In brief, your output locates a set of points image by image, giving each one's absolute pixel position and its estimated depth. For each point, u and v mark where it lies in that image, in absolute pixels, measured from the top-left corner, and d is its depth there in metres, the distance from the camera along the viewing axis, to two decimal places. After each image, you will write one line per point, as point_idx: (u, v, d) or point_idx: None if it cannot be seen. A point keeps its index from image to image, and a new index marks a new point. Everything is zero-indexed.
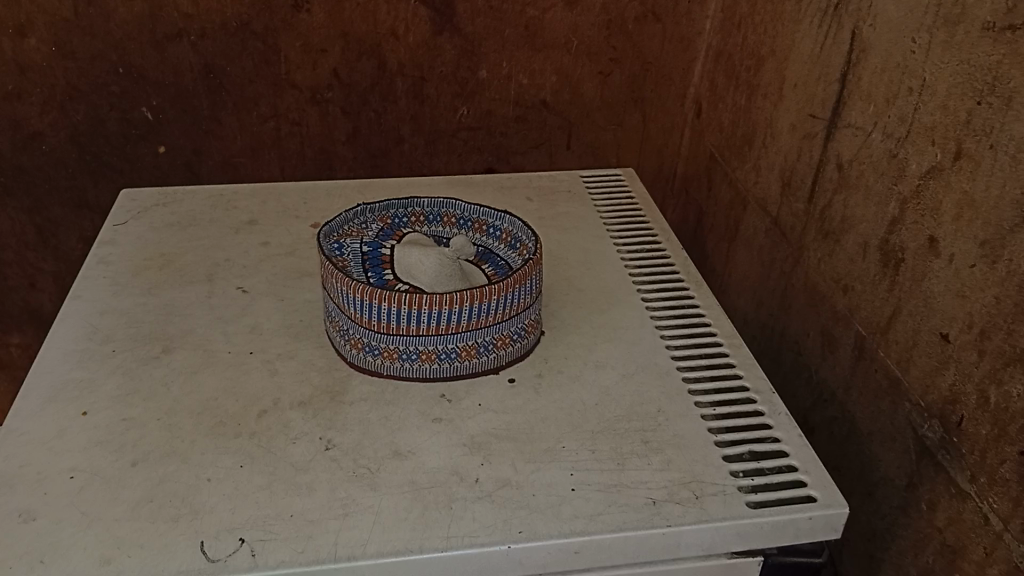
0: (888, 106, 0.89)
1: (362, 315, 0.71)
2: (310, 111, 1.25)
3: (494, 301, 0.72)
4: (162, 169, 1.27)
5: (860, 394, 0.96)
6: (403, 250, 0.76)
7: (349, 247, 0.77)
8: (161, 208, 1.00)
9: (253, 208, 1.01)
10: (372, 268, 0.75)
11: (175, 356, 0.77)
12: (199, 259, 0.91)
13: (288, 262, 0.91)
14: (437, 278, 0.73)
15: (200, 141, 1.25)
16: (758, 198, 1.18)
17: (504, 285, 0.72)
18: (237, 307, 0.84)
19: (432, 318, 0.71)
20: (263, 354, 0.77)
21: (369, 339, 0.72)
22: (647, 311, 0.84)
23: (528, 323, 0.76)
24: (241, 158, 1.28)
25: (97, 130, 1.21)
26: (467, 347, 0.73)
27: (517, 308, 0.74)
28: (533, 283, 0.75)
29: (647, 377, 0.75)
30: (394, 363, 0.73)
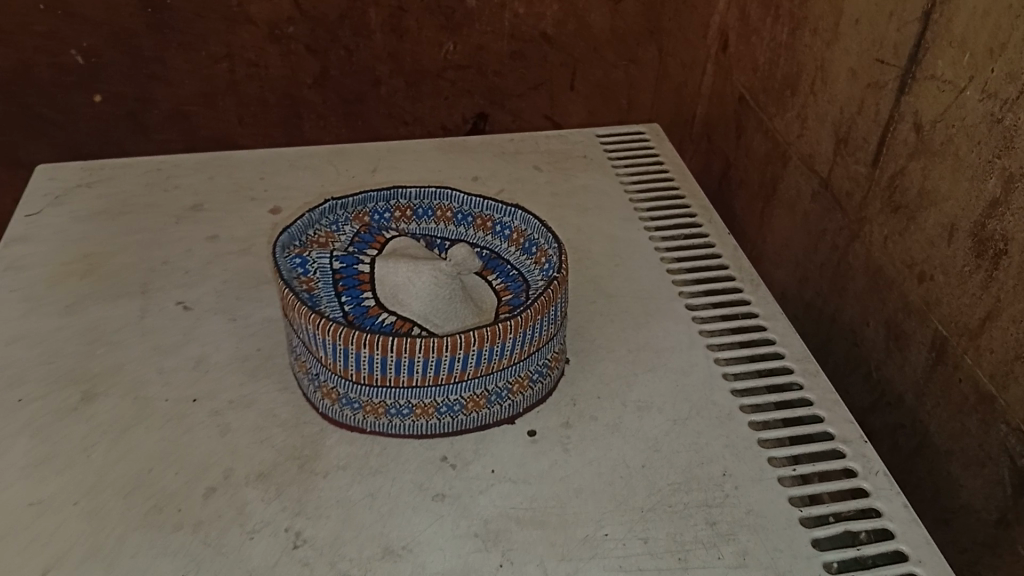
0: (991, 57, 0.67)
1: (337, 363, 0.54)
2: (270, 50, 1.01)
3: (511, 340, 0.55)
4: (104, 123, 1.03)
5: (936, 405, 0.77)
6: (386, 264, 0.59)
7: (316, 262, 0.60)
8: (86, 189, 0.81)
9: (198, 187, 0.82)
10: (347, 292, 0.58)
11: (104, 406, 0.60)
12: (130, 264, 0.73)
13: (243, 263, 0.73)
14: (434, 305, 0.57)
15: (144, 88, 1.01)
16: (805, 155, 0.95)
17: (523, 319, 0.55)
18: (179, 331, 0.66)
19: (429, 367, 0.54)
20: (212, 402, 0.60)
21: (347, 391, 0.56)
22: (697, 325, 0.67)
23: (552, 358, 0.59)
24: (193, 105, 1.03)
25: (22, 77, 0.98)
26: (475, 397, 0.56)
27: (538, 345, 0.57)
28: (559, 308, 0.58)
29: (702, 424, 0.59)
30: (381, 419, 0.57)
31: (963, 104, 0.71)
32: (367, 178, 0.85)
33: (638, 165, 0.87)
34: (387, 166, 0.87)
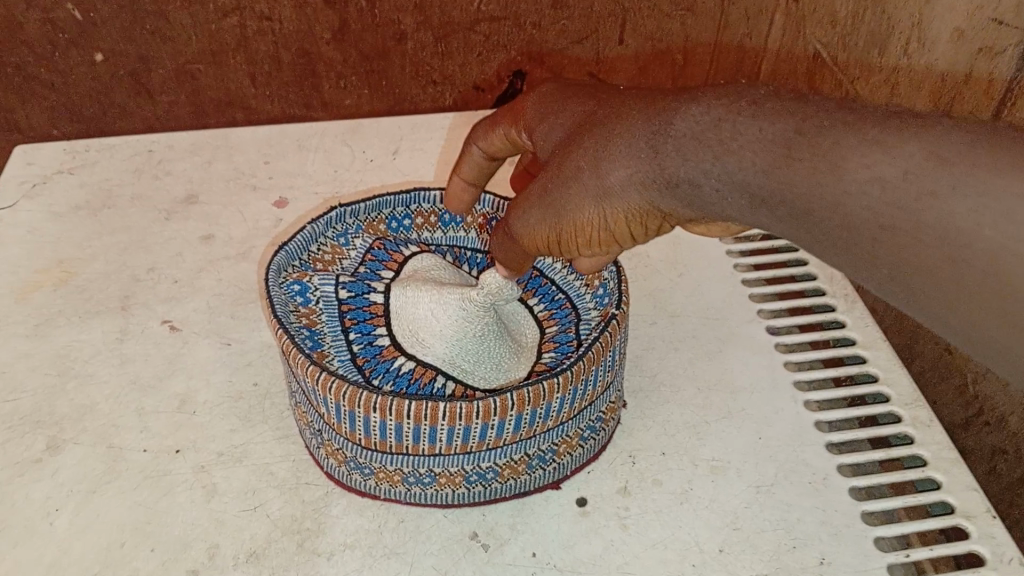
0: None
1: (342, 425, 0.44)
2: (282, 2, 0.77)
3: (558, 400, 0.44)
4: (106, 83, 0.80)
5: None
6: (405, 293, 0.49)
7: (319, 290, 0.49)
8: (68, 176, 0.71)
9: (193, 173, 0.72)
10: (354, 329, 0.48)
11: (71, 458, 0.50)
12: (110, 272, 0.62)
13: (240, 270, 0.63)
14: (458, 345, 0.47)
15: (145, 45, 0.77)
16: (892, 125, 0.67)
17: (574, 373, 0.44)
18: (163, 360, 0.56)
19: (454, 435, 0.43)
20: (197, 455, 0.50)
21: (355, 455, 0.45)
22: (781, 355, 0.56)
23: (607, 410, 0.49)
24: (200, 64, 0.79)
25: (14, 34, 0.75)
26: (512, 463, 0.46)
27: (591, 400, 0.46)
28: (618, 350, 0.47)
29: (793, 493, 0.48)
30: (397, 487, 0.47)
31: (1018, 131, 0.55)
32: (386, 162, 0.73)
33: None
34: (410, 147, 0.75)
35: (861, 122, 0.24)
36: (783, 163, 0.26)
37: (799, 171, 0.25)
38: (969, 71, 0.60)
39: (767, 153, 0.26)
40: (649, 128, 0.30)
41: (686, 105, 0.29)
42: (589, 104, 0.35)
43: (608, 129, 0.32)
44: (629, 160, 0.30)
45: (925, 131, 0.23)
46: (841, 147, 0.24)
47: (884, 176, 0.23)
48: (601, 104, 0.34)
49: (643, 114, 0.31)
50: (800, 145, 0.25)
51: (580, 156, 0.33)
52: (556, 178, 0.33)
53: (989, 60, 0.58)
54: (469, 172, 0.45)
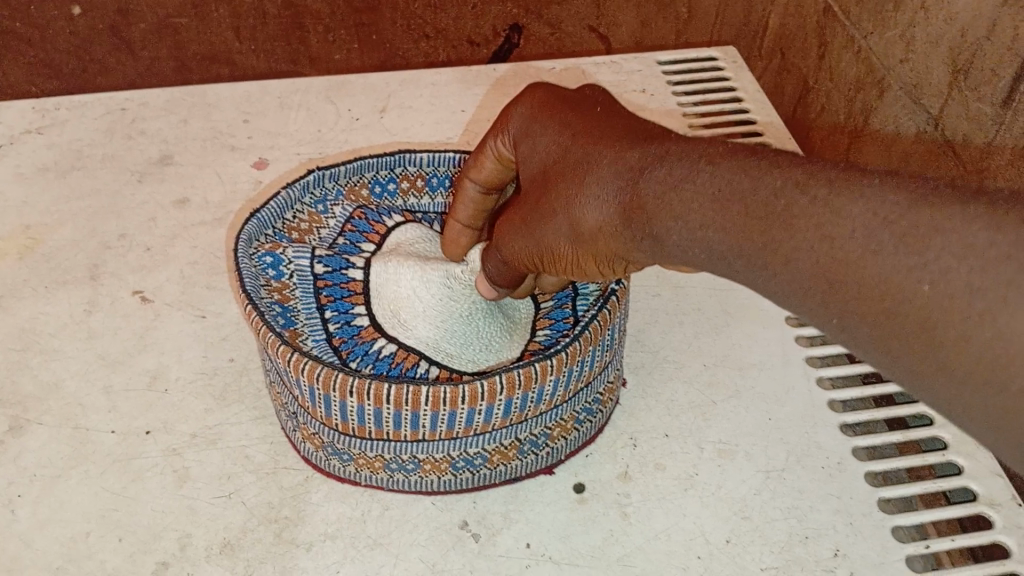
0: None
1: (317, 409, 0.41)
2: None
3: (550, 383, 0.41)
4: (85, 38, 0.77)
5: None
6: (385, 268, 0.46)
7: (292, 262, 0.46)
8: (35, 135, 0.67)
9: (167, 133, 0.67)
10: (332, 306, 0.45)
11: (35, 441, 0.47)
12: (78, 239, 0.58)
13: (216, 237, 0.59)
14: (444, 327, 0.44)
15: None
16: (909, 85, 0.62)
17: (568, 355, 0.41)
18: (132, 334, 0.53)
19: (439, 421, 0.40)
20: (168, 437, 0.47)
21: (332, 441, 0.42)
22: (793, 329, 0.52)
23: (605, 392, 0.45)
24: None
25: None
26: (502, 449, 0.43)
27: (587, 382, 0.43)
28: (617, 327, 0.44)
29: (804, 479, 0.45)
30: (378, 474, 0.44)
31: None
32: (373, 121, 0.69)
33: (717, 116, 0.73)
34: (399, 105, 0.70)
35: (818, 184, 0.25)
36: (743, 225, 0.27)
37: (755, 232, 0.27)
38: (995, 22, 0.54)
39: (727, 215, 0.27)
40: (621, 182, 0.31)
41: (657, 166, 0.30)
42: (564, 136, 0.35)
43: (584, 175, 0.33)
44: (600, 211, 0.32)
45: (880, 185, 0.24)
46: (792, 213, 0.25)
47: (835, 240, 0.24)
48: (575, 142, 0.35)
49: (614, 168, 0.32)
50: (758, 208, 0.27)
51: (556, 197, 0.34)
52: (536, 218, 0.35)
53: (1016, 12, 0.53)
54: (467, 215, 0.43)
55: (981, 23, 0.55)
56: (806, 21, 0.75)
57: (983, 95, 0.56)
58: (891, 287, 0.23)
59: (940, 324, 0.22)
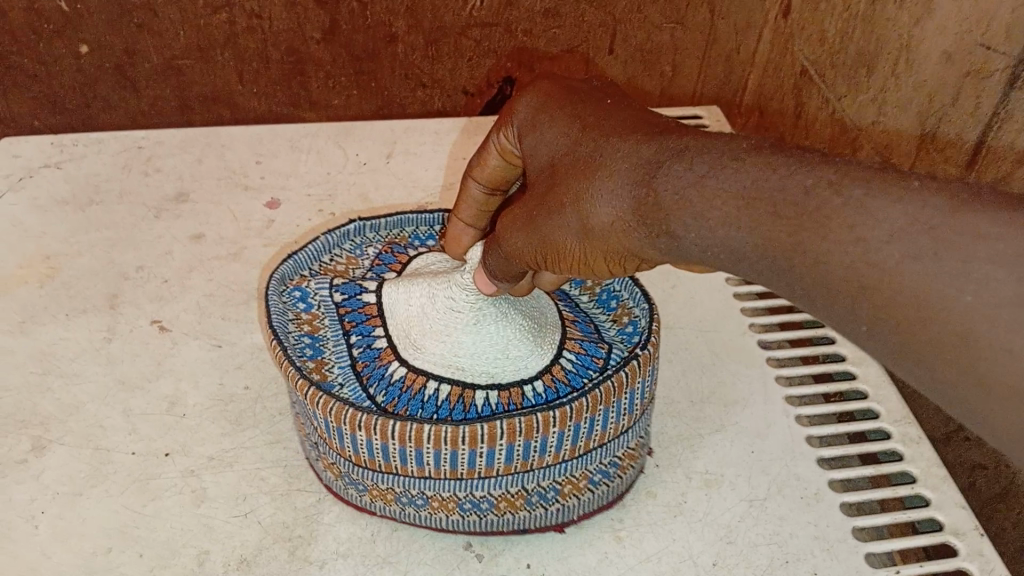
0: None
1: (332, 439, 0.44)
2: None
3: (556, 435, 0.43)
4: (91, 75, 0.78)
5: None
6: (398, 292, 0.48)
7: (318, 296, 0.50)
8: (53, 169, 0.70)
9: (182, 171, 0.71)
10: (353, 330, 0.47)
11: (57, 459, 0.49)
12: (96, 269, 0.61)
13: (230, 270, 0.62)
14: (458, 343, 0.45)
15: (132, 40, 0.77)
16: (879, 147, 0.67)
17: (575, 409, 0.43)
18: (151, 360, 0.55)
19: (442, 459, 0.43)
20: (186, 458, 0.50)
21: (348, 471, 0.45)
22: (772, 369, 0.56)
23: (627, 457, 0.48)
24: (187, 59, 0.78)
25: None
26: (509, 496, 0.45)
27: (596, 442, 0.45)
28: (635, 396, 0.46)
29: (785, 507, 0.48)
30: (391, 506, 0.46)
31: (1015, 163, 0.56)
32: (380, 165, 0.73)
33: None
34: (405, 151, 0.74)
35: (853, 182, 0.24)
36: (770, 224, 0.26)
37: (778, 228, 0.25)
38: (958, 91, 0.60)
39: (741, 209, 0.26)
40: (638, 177, 0.30)
41: (675, 162, 0.29)
42: (574, 129, 0.36)
43: (594, 172, 0.32)
44: (613, 207, 0.31)
45: (923, 185, 0.23)
46: (822, 211, 0.24)
47: (868, 245, 0.23)
48: (585, 134, 0.35)
49: (627, 161, 0.31)
50: (785, 206, 0.25)
51: (565, 191, 0.34)
52: (544, 215, 0.35)
53: (977, 82, 0.58)
54: (469, 214, 0.45)
55: (946, 92, 0.61)
56: (784, 83, 0.81)
57: (947, 157, 0.61)
58: (933, 305, 0.22)
59: (973, 346, 0.21)
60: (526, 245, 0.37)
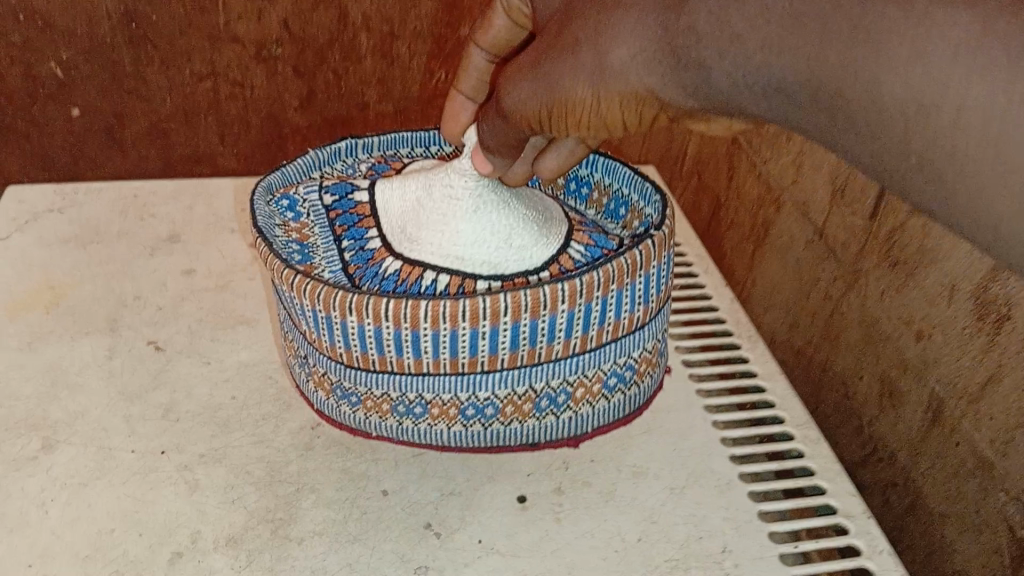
0: None
1: (324, 338, 0.55)
2: (256, 71, 0.97)
3: (563, 315, 0.54)
4: (80, 136, 0.99)
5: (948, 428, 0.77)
6: (390, 190, 0.63)
7: (307, 202, 0.64)
8: (56, 214, 0.78)
9: (175, 216, 0.79)
10: (347, 232, 0.61)
11: (65, 457, 0.56)
12: (98, 297, 0.69)
13: (218, 300, 0.69)
14: (456, 237, 0.57)
15: (121, 104, 0.97)
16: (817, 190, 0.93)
17: (584, 288, 0.54)
18: (148, 375, 0.62)
19: (442, 345, 0.53)
20: (181, 455, 0.57)
21: (341, 381, 0.56)
22: (693, 384, 0.65)
23: (624, 361, 0.59)
24: (173, 123, 1.00)
25: None
26: (517, 402, 0.56)
27: (596, 334, 0.56)
28: (637, 289, 0.57)
29: (702, 494, 0.57)
30: (388, 420, 0.57)
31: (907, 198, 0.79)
32: None
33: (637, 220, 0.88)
34: None
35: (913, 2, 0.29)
36: (823, 44, 0.31)
37: (833, 50, 0.31)
38: None
39: (777, 33, 0.33)
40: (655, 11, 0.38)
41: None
42: None
43: (609, 13, 0.39)
44: (632, 44, 0.39)
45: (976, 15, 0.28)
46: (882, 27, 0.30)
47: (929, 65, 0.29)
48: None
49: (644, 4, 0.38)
50: (840, 26, 0.31)
51: (577, 32, 0.41)
52: (555, 67, 0.42)
53: None
54: (468, 87, 0.60)
55: None
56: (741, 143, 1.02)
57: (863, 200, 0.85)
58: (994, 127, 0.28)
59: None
60: (530, 99, 0.45)
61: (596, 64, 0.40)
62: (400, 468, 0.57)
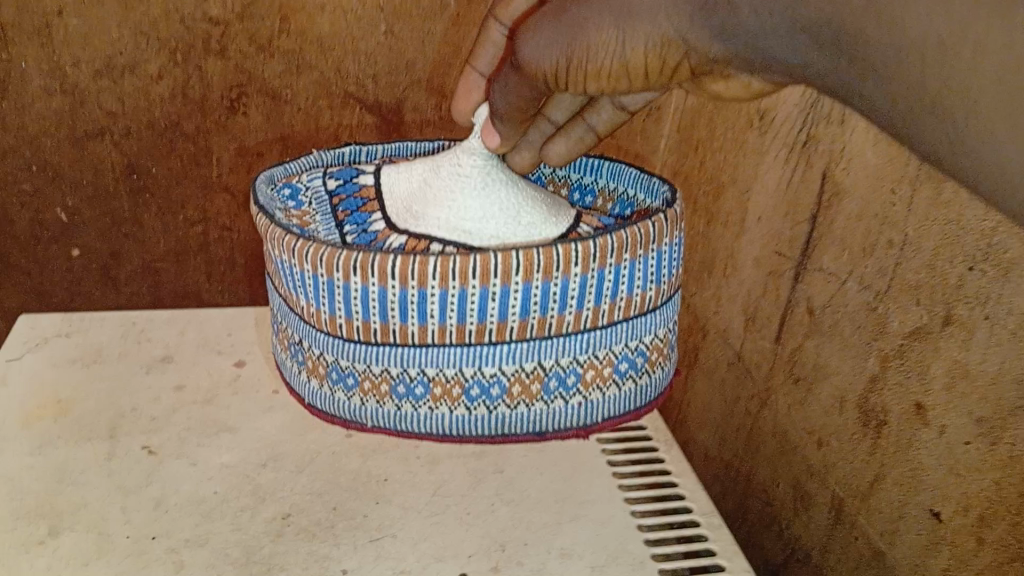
0: (814, 268, 0.91)
1: (332, 314, 0.72)
2: (243, 217, 1.13)
3: (567, 280, 0.72)
4: (77, 274, 1.13)
5: (845, 523, 0.87)
6: (405, 179, 0.82)
7: (312, 191, 0.85)
8: (64, 338, 0.88)
9: (168, 340, 0.90)
10: (341, 218, 0.82)
11: (68, 541, 0.65)
12: (98, 409, 0.79)
13: (205, 410, 0.80)
14: (475, 212, 0.77)
15: (118, 245, 1.12)
16: (732, 310, 1.09)
17: (589, 253, 0.72)
18: (141, 474, 0.72)
19: (446, 310, 0.71)
20: (169, 540, 0.66)
21: (341, 363, 0.75)
22: (616, 478, 0.76)
23: (615, 350, 0.77)
24: (165, 263, 1.14)
25: (2, 230, 1.08)
26: (516, 377, 0.74)
27: (583, 313, 0.74)
28: (616, 274, 0.74)
29: (618, 571, 0.66)
30: (388, 403, 0.75)
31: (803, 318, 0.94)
32: None
33: None
34: None
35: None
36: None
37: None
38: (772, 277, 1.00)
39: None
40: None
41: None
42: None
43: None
44: None
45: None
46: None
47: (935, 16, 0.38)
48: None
49: None
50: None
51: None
52: (582, 15, 0.57)
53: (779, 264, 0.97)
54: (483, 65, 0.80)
55: None
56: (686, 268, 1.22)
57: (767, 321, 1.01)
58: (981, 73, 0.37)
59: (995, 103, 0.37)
60: (557, 54, 0.60)
61: (624, 12, 0.55)
62: (358, 550, 0.66)
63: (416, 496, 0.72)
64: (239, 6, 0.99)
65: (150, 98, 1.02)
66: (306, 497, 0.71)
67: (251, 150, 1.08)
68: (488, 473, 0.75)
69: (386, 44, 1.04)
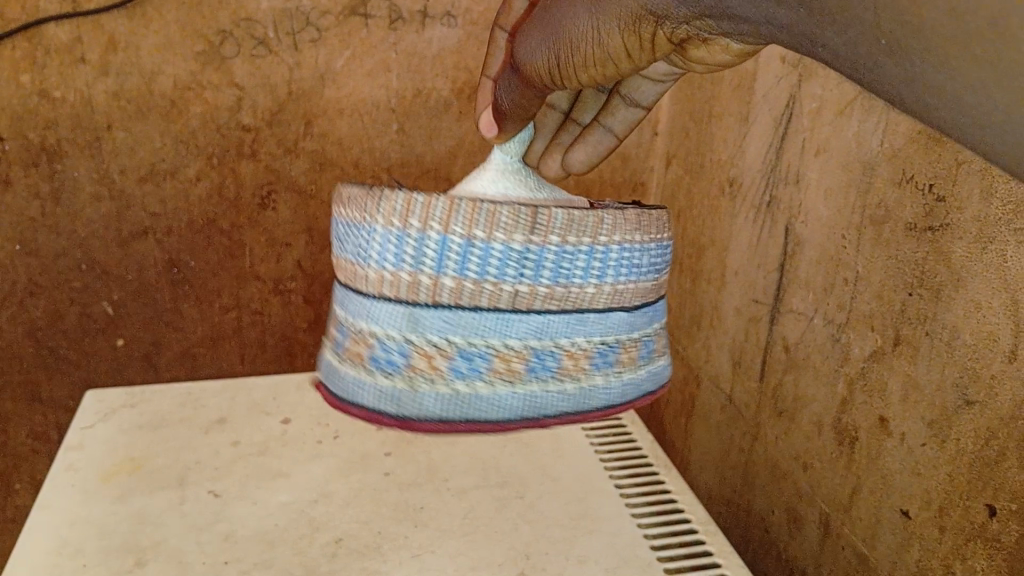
0: (786, 310, 1.04)
1: None
2: (275, 301, 1.26)
3: (399, 236, 0.56)
4: (120, 362, 1.25)
5: (832, 536, 0.97)
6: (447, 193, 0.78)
7: None
8: (126, 409, 1.00)
9: (221, 406, 1.01)
10: None
11: (152, 570, 0.75)
12: (163, 464, 0.90)
13: (258, 462, 0.91)
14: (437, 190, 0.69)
15: (161, 333, 1.24)
16: (720, 358, 1.21)
17: (423, 214, 0.55)
18: (210, 513, 0.83)
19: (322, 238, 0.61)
20: (240, 563, 0.76)
21: None
22: (622, 498, 0.87)
23: (485, 347, 0.57)
24: (202, 347, 1.27)
25: (54, 325, 1.20)
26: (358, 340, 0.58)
27: (541, 292, 0.57)
28: (465, 249, 0.55)
29: (628, 572, 0.77)
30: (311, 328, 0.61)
31: (780, 356, 1.06)
32: None
33: None
34: None
35: None
36: None
37: None
38: (751, 323, 1.12)
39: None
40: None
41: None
42: None
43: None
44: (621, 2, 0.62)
45: None
46: None
47: None
48: None
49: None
50: None
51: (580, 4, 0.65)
52: (564, 20, 0.65)
53: (757, 310, 1.10)
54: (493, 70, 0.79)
55: None
56: (678, 321, 1.34)
57: (750, 363, 1.13)
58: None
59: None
60: (548, 54, 0.67)
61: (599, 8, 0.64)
62: (403, 565, 0.76)
63: (450, 520, 0.82)
64: (269, 114, 1.14)
65: (191, 198, 1.17)
66: (355, 525, 0.81)
67: (281, 241, 1.22)
68: (511, 500, 0.86)
69: (398, 140, 1.20)
